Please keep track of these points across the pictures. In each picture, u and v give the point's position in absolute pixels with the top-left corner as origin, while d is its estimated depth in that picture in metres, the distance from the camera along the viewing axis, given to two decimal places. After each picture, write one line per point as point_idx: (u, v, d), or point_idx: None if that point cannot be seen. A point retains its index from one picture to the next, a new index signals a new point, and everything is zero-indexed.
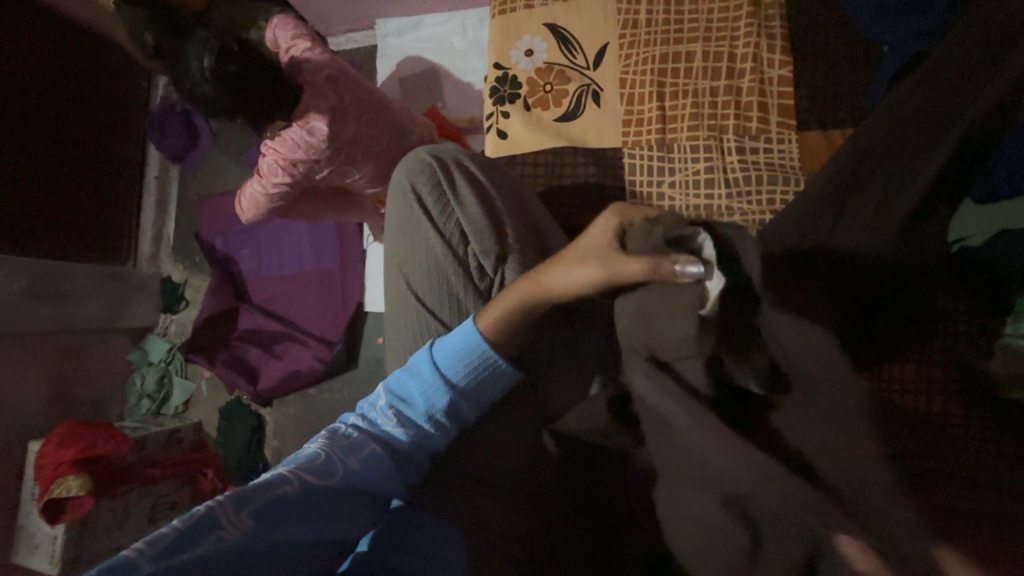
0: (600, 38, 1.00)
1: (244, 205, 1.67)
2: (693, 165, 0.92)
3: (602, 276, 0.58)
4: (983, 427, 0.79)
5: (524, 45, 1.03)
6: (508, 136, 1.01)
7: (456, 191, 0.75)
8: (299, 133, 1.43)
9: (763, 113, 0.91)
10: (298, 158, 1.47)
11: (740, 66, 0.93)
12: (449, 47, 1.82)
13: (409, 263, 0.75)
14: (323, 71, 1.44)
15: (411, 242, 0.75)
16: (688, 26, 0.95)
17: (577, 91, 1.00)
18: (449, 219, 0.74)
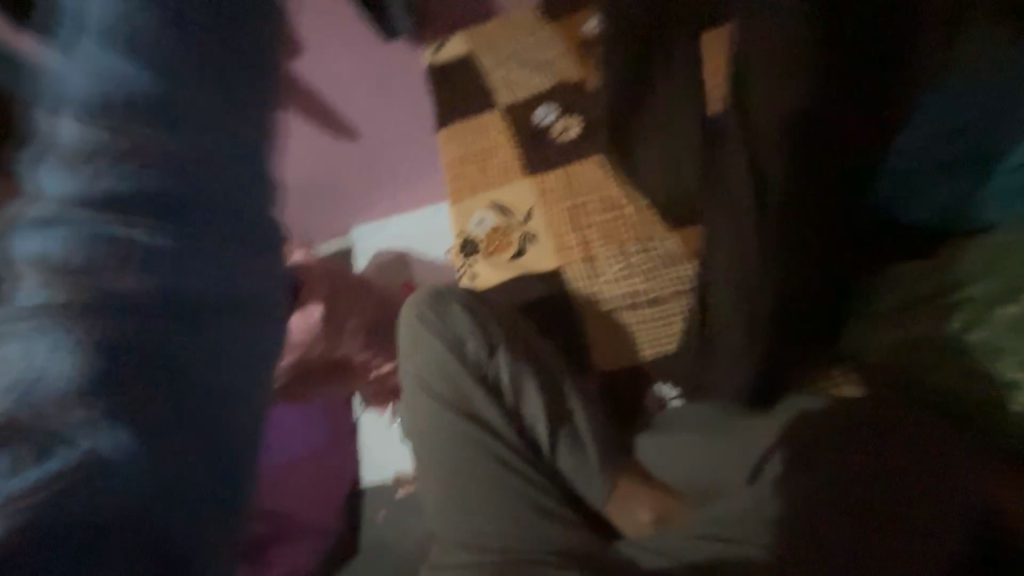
0: (526, 195, 1.21)
1: None
2: (618, 282, 1.07)
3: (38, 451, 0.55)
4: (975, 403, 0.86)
5: (474, 218, 1.24)
6: (478, 278, 1.20)
7: (450, 314, 1.01)
8: (298, 321, 1.69)
9: (658, 228, 1.09)
10: (298, 341, 1.70)
11: (630, 194, 1.13)
12: (412, 236, 2.25)
13: (425, 373, 1.00)
14: (316, 269, 1.80)
15: (424, 352, 1.01)
16: (578, 182, 1.18)
17: (519, 236, 1.17)
18: (451, 330, 1.01)
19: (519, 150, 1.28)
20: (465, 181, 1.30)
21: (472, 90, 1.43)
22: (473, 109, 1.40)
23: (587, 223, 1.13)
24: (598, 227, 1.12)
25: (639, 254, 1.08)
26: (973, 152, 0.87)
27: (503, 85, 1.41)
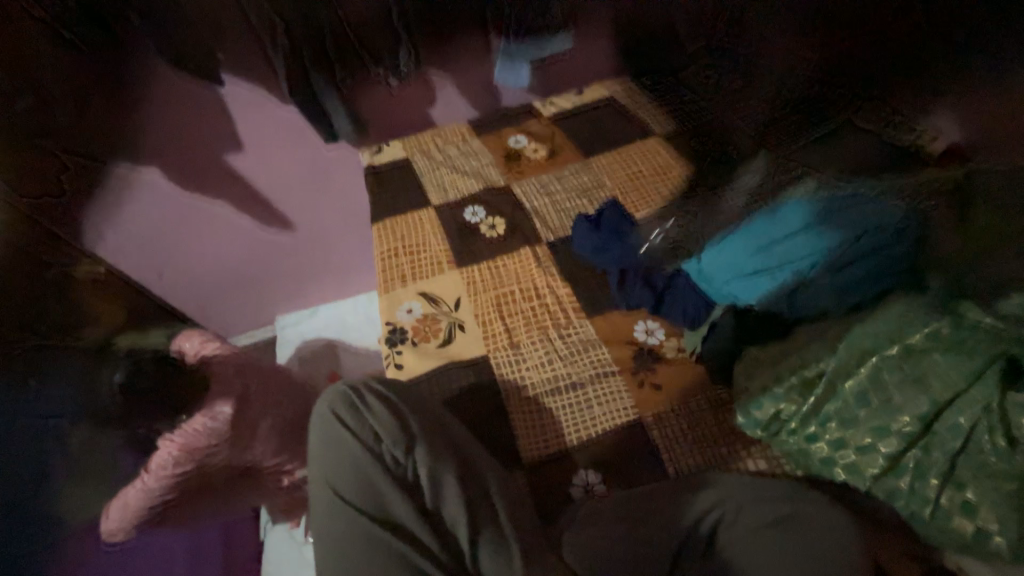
0: (454, 290, 1.26)
1: (107, 511, 1.50)
2: (541, 360, 1.11)
3: None
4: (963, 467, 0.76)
5: (405, 308, 1.25)
6: (404, 366, 1.15)
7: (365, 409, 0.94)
8: (201, 423, 1.51)
9: (577, 312, 1.18)
10: (198, 447, 1.50)
11: (552, 282, 1.24)
12: (344, 325, 2.26)
13: (336, 476, 0.88)
14: (233, 364, 1.64)
15: (334, 452, 0.90)
16: (504, 271, 1.27)
17: (448, 326, 1.20)
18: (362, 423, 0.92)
19: (448, 246, 1.37)
20: (398, 271, 1.33)
21: (405, 193, 1.54)
22: (405, 211, 1.49)
23: (516, 314, 1.20)
24: (526, 317, 1.19)
25: (561, 343, 1.14)
26: (845, 249, 0.98)
27: (436, 189, 1.54)
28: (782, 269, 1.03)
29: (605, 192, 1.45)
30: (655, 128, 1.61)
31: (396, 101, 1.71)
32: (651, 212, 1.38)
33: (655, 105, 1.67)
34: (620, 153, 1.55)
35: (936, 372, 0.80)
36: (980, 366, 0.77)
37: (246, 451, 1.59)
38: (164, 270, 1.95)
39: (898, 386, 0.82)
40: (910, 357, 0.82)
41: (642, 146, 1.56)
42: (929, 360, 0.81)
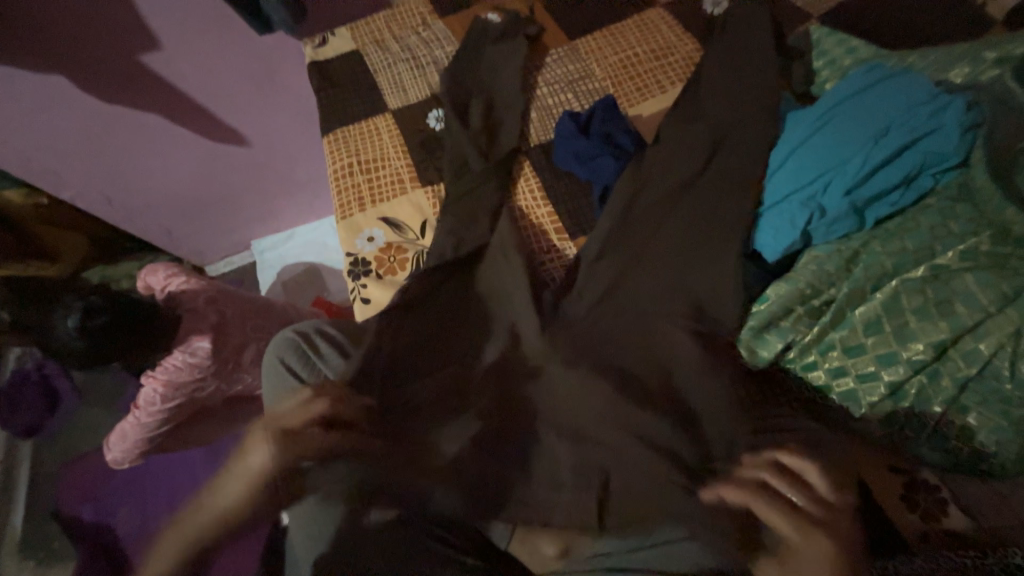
0: (419, 215, 1.13)
1: (113, 444, 1.55)
2: (523, 290, 0.98)
3: None
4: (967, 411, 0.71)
5: (367, 236, 1.12)
6: (370, 300, 1.06)
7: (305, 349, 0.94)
8: (179, 357, 1.47)
9: (560, 236, 1.06)
10: (183, 381, 1.48)
11: (538, 203, 1.09)
12: (324, 246, 2.10)
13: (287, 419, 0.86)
14: (202, 295, 1.57)
15: (285, 404, 0.89)
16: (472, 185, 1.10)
17: (415, 256, 1.09)
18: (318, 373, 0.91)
19: (410, 161, 1.19)
20: (356, 193, 1.17)
21: (358, 94, 1.30)
22: (360, 117, 1.27)
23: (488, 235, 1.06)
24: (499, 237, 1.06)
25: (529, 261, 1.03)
26: (920, 149, 0.80)
27: (393, 88, 1.30)
28: (820, 179, 0.84)
29: (595, 82, 1.21)
30: None
31: None
32: (648, 106, 1.17)
33: None
34: (614, 31, 1.27)
35: (962, 295, 0.72)
36: (1015, 289, 0.70)
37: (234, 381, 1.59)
38: (113, 196, 1.76)
39: (917, 312, 0.74)
40: (937, 278, 0.74)
41: (640, 19, 1.27)
42: (958, 282, 0.73)
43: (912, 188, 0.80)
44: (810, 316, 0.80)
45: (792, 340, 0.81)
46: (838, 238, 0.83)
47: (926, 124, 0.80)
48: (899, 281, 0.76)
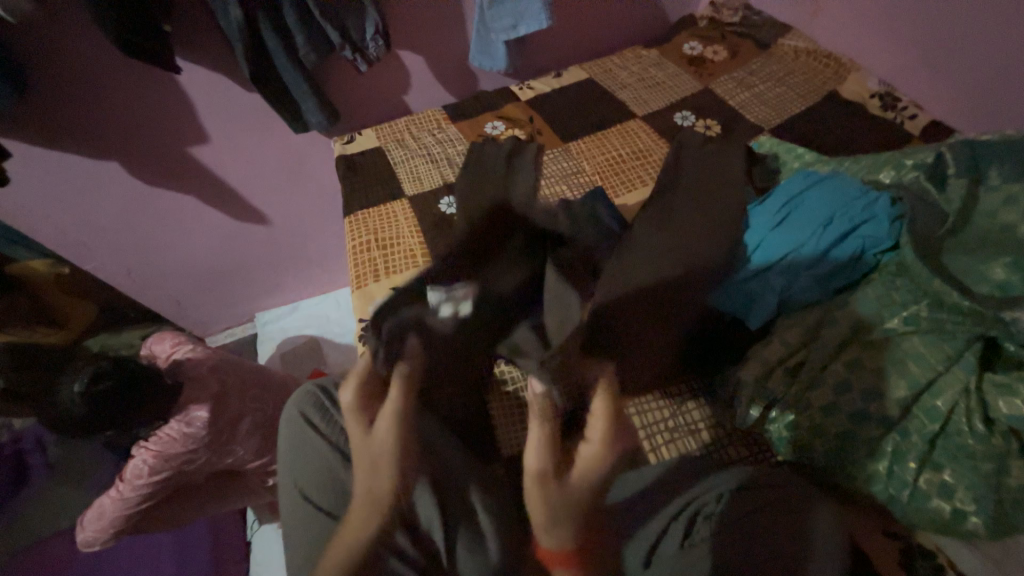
0: None
1: (86, 520, 1.45)
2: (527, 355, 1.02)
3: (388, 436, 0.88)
4: (952, 465, 0.76)
5: (378, 304, 1.22)
6: None
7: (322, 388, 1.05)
8: (176, 427, 1.44)
9: None
10: (174, 453, 1.44)
11: None
12: (326, 319, 2.19)
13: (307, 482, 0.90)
14: (208, 363, 1.58)
15: (302, 459, 0.92)
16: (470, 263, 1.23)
17: None
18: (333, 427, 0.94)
19: (422, 238, 1.33)
20: (371, 266, 1.30)
21: (379, 183, 1.48)
22: (379, 201, 1.44)
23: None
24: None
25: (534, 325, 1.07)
26: (854, 235, 0.95)
27: (410, 177, 1.49)
28: (783, 260, 0.98)
29: (585, 177, 1.41)
30: (634, 109, 1.56)
31: (366, 86, 1.63)
32: (632, 197, 1.35)
33: (638, 87, 1.63)
34: (600, 136, 1.50)
35: (914, 356, 0.83)
36: (957, 351, 0.81)
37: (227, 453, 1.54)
38: (132, 267, 1.87)
39: (879, 370, 0.83)
40: (890, 341, 0.85)
41: (621, 128, 1.52)
42: (906, 345, 0.84)
43: (854, 267, 0.95)
44: (785, 377, 0.87)
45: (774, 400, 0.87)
46: (804, 305, 0.94)
47: (857, 216, 0.96)
48: (855, 346, 0.86)
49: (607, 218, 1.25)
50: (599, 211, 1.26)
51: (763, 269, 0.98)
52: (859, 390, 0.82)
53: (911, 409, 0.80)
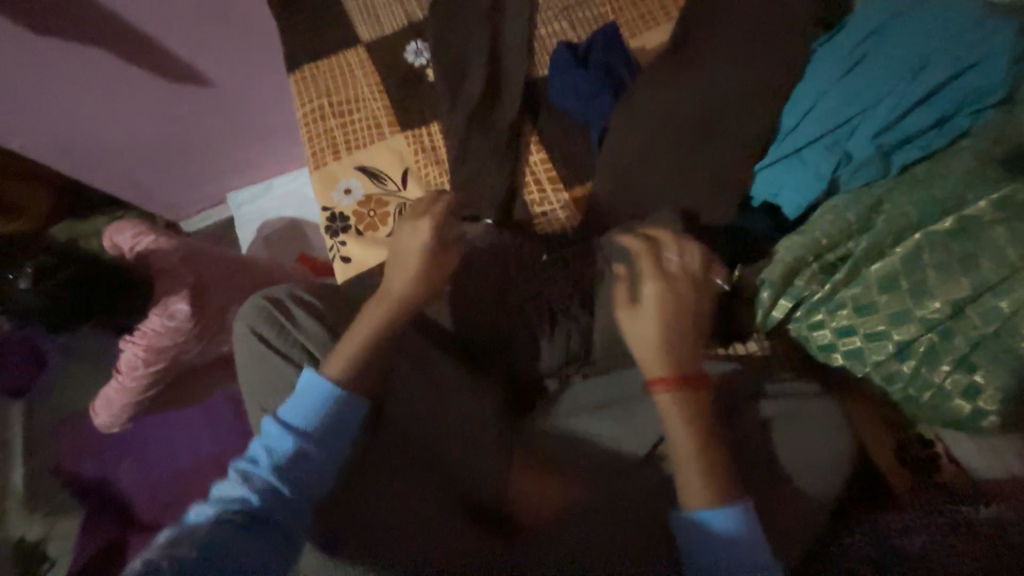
0: (399, 165, 1.03)
1: (97, 408, 1.50)
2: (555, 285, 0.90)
3: (386, 317, 0.79)
4: (1010, 374, 0.65)
5: (344, 187, 1.03)
6: (351, 258, 0.98)
7: (292, 314, 0.78)
8: (158, 322, 1.36)
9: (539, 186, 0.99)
10: (163, 346, 1.39)
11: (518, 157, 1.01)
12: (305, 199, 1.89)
13: (264, 393, 0.75)
14: (176, 254, 1.38)
15: (262, 377, 0.75)
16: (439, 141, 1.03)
17: (397, 209, 1.00)
18: (293, 345, 0.76)
19: (388, 102, 1.08)
20: (330, 140, 1.07)
21: (328, 25, 1.14)
22: (330, 50, 1.12)
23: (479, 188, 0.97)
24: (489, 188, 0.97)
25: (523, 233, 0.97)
26: (947, 92, 0.73)
27: (365, 15, 1.14)
28: (844, 127, 0.78)
29: (592, 8, 1.07)
30: None
31: None
32: (652, 36, 1.04)
33: None
34: None
35: (990, 249, 0.66)
36: None
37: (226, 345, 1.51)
38: (59, 142, 1.48)
39: (939, 267, 0.68)
40: (965, 232, 0.68)
41: None
42: (988, 233, 0.66)
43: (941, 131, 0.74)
44: (822, 273, 0.77)
45: (804, 297, 0.79)
46: (863, 185, 0.77)
47: (960, 59, 0.72)
48: (924, 233, 0.70)
49: (621, 68, 0.98)
50: (611, 57, 0.98)
51: (814, 142, 0.80)
52: (908, 288, 0.70)
53: (973, 311, 0.67)
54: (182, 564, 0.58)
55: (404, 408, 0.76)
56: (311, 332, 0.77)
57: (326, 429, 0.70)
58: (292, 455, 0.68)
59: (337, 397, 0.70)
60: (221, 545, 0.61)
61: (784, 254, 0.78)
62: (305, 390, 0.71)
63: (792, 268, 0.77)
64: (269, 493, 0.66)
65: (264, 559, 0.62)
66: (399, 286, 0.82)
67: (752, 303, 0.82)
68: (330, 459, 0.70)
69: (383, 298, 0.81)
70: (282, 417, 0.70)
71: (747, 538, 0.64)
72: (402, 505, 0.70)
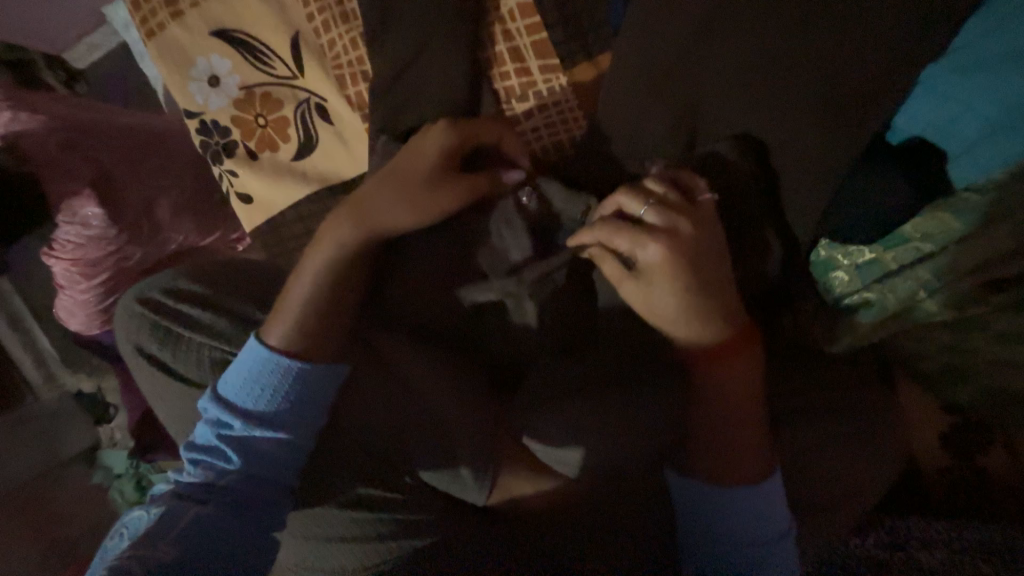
0: (281, 29, 0.64)
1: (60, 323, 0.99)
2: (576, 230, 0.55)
3: (332, 274, 0.54)
4: None
5: (208, 75, 0.66)
6: (251, 196, 0.68)
7: (181, 317, 0.56)
8: (72, 230, 0.84)
9: (517, 63, 0.59)
10: (91, 259, 0.86)
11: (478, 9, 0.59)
12: None
13: (178, 420, 0.59)
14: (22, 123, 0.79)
15: (169, 403, 0.58)
16: None
17: (297, 113, 0.65)
18: (190, 362, 0.56)
19: None
20: None
21: None
22: None
23: (421, 74, 0.59)
24: (437, 73, 0.58)
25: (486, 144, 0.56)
26: None
27: None
28: None
29: None
30: None
31: None
32: None
33: None
34: None
35: None
36: None
37: (167, 242, 0.91)
38: None
39: None
40: None
41: None
42: None
43: None
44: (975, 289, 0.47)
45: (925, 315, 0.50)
46: None
47: None
48: None
49: None
50: None
51: None
52: None
53: None
54: (162, 564, 0.47)
55: (365, 412, 0.58)
56: (219, 335, 0.56)
57: (295, 407, 0.54)
58: (260, 438, 0.54)
59: (295, 371, 0.53)
60: (181, 554, 0.48)
61: (922, 268, 0.48)
62: (247, 364, 0.53)
63: (928, 287, 0.48)
64: (242, 476, 0.53)
65: (264, 543, 0.52)
66: (329, 225, 0.55)
67: (829, 311, 0.54)
68: (311, 434, 0.55)
69: (322, 237, 0.55)
70: (227, 397, 0.53)
71: (761, 515, 0.50)
72: (360, 515, 0.57)
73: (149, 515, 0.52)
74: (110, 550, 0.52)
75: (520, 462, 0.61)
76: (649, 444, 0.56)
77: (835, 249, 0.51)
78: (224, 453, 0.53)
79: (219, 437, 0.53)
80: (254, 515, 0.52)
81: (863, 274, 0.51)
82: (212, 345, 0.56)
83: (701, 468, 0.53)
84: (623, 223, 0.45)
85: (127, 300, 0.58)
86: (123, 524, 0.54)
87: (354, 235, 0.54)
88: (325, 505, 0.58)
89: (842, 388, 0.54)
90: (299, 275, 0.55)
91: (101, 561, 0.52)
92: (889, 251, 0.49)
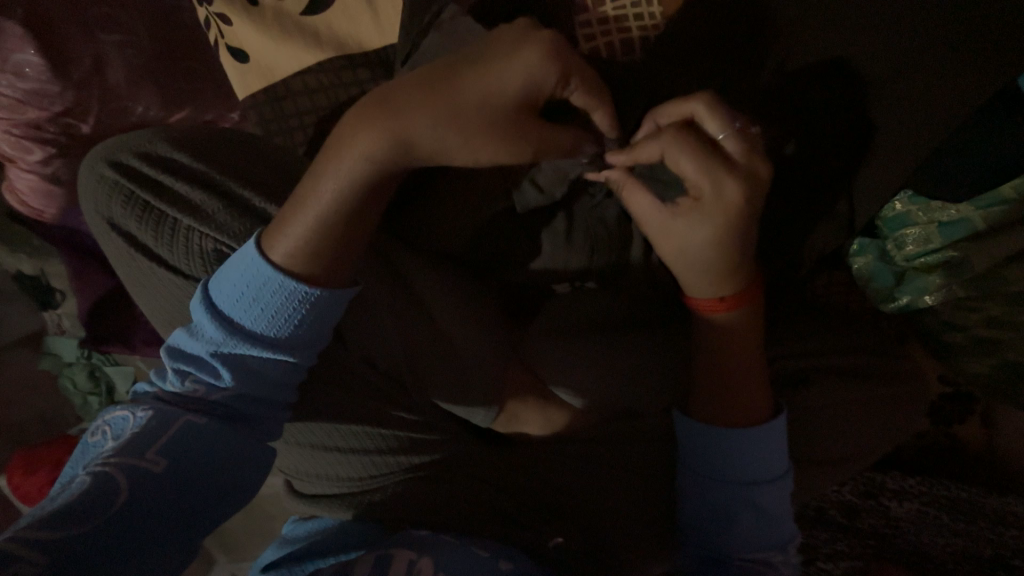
0: None
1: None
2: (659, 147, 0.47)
3: (371, 181, 0.43)
4: None
5: None
6: (247, 53, 0.57)
7: (161, 191, 0.46)
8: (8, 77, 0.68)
9: None
10: (32, 115, 0.71)
11: None
12: None
13: (159, 311, 0.51)
14: None
15: (148, 291, 0.50)
16: None
17: None
18: (172, 247, 0.46)
19: None
20: None
21: None
22: None
23: None
24: None
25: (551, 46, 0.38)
26: None
27: None
28: None
29: None
30: None
31: None
32: None
33: None
34: None
35: None
36: None
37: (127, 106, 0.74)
38: None
39: None
40: None
41: None
42: None
43: None
44: None
45: (996, 287, 0.51)
46: None
47: None
48: None
49: None
50: None
51: None
52: None
53: None
54: (156, 470, 0.43)
55: (376, 330, 0.52)
56: (206, 219, 0.46)
57: (288, 328, 0.45)
58: (252, 355, 0.46)
59: (292, 294, 0.44)
60: (161, 474, 0.43)
61: (1015, 232, 0.49)
62: (226, 280, 0.44)
63: (1010, 254, 0.50)
64: (234, 393, 0.46)
65: (259, 456, 0.47)
66: (355, 131, 0.41)
67: (893, 270, 0.55)
68: (307, 356, 0.47)
69: (349, 145, 0.41)
70: (207, 301, 0.45)
71: (773, 469, 0.49)
72: (360, 425, 0.54)
73: (133, 418, 0.46)
74: (93, 448, 0.47)
75: (529, 390, 0.58)
76: (665, 386, 0.56)
77: (917, 204, 0.52)
78: (210, 371, 0.46)
79: (206, 350, 0.45)
80: (242, 439, 0.46)
81: (945, 232, 0.51)
82: (194, 231, 0.46)
83: (701, 409, 0.50)
84: (705, 155, 0.39)
85: (96, 161, 0.48)
86: (105, 422, 0.49)
87: (391, 143, 0.41)
88: (320, 416, 0.54)
89: (868, 350, 0.54)
90: (337, 175, 0.42)
91: (83, 458, 0.48)
92: (981, 210, 0.49)
